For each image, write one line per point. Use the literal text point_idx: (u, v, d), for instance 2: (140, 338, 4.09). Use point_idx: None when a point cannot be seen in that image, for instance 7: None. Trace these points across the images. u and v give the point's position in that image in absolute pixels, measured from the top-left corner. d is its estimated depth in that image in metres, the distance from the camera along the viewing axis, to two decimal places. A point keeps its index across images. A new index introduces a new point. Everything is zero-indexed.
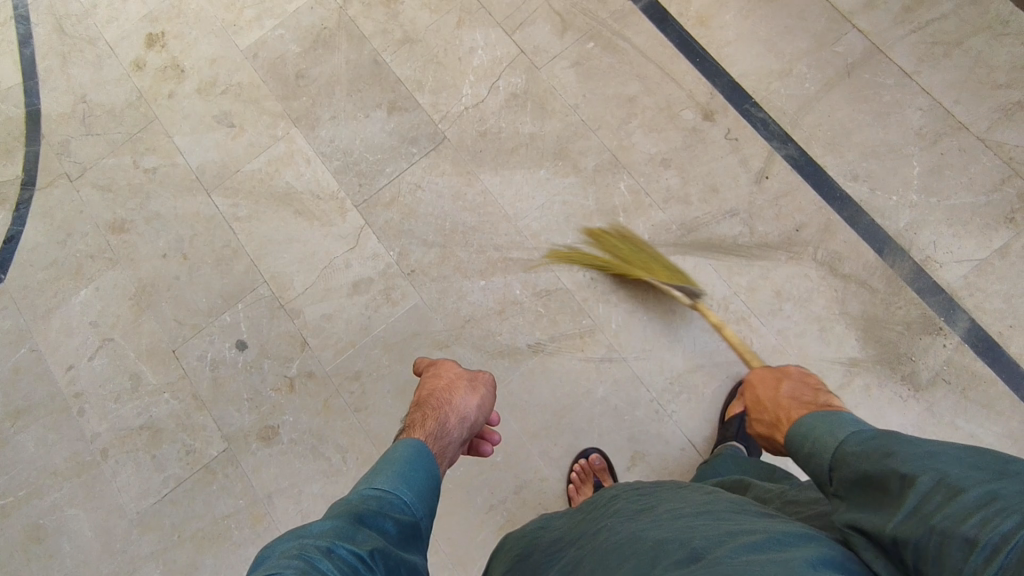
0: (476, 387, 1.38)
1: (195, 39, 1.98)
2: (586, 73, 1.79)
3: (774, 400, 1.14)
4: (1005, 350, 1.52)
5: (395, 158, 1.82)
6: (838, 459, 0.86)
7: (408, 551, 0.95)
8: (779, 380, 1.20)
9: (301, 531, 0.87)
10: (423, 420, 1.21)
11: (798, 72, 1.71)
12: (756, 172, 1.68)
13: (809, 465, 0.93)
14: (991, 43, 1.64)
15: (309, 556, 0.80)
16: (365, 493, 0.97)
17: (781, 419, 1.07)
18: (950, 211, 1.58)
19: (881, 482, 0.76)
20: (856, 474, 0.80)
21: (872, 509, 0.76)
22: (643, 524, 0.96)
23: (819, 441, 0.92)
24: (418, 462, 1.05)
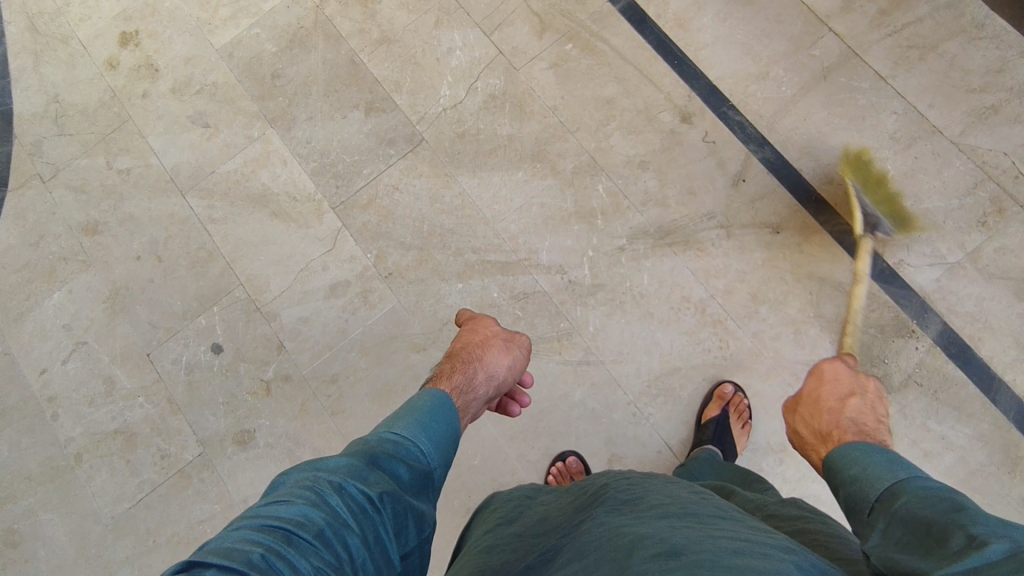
0: (510, 347, 1.34)
1: (170, 38, 1.97)
2: (564, 75, 1.80)
3: (833, 411, 1.07)
4: (977, 353, 1.51)
5: (373, 159, 1.81)
6: (887, 497, 0.83)
7: (419, 500, 0.91)
8: (849, 390, 1.12)
9: (316, 463, 0.85)
10: (451, 372, 1.19)
11: (774, 75, 1.71)
12: (733, 175, 1.68)
13: (846, 487, 0.90)
14: (964, 47, 1.65)
15: (320, 492, 0.79)
16: (385, 434, 0.94)
17: (832, 434, 1.02)
18: (924, 214, 1.58)
19: (938, 533, 0.73)
20: (909, 519, 0.77)
21: (919, 554, 0.72)
22: (624, 516, 0.89)
23: (867, 470, 0.89)
24: (440, 412, 1.01)
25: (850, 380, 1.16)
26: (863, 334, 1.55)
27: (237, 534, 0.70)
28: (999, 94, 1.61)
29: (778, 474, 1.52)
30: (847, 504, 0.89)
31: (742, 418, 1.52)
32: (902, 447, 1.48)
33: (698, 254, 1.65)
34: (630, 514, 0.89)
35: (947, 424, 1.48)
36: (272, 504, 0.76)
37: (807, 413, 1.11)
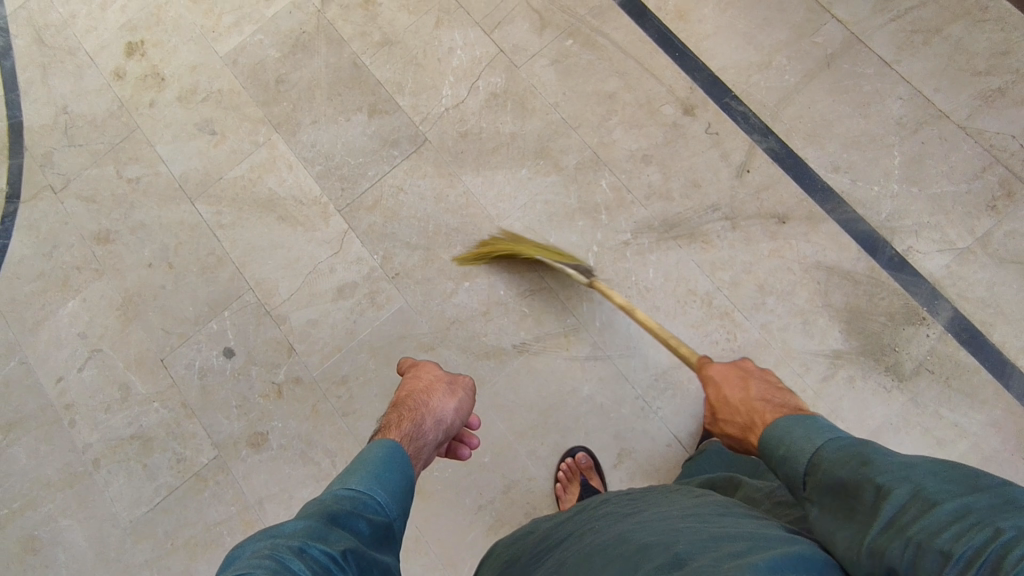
0: (454, 390, 1.38)
1: (175, 47, 1.99)
2: (565, 71, 1.80)
3: (742, 401, 1.12)
4: (989, 339, 1.49)
5: (378, 161, 1.82)
6: (813, 471, 0.87)
7: (381, 553, 0.93)
8: (743, 381, 1.18)
9: (273, 530, 0.85)
10: (400, 421, 1.20)
11: (777, 64, 1.69)
12: (737, 166, 1.67)
13: (778, 468, 0.94)
14: (969, 29, 1.63)
15: (281, 557, 0.79)
16: (339, 492, 0.95)
17: (753, 421, 1.06)
18: (933, 200, 1.56)
19: (857, 494, 0.79)
20: (834, 485, 0.83)
21: (849, 522, 0.78)
22: (628, 527, 0.92)
23: (788, 447, 0.93)
24: (392, 462, 1.03)
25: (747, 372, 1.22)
26: (872, 322, 1.54)
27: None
28: (1005, 77, 1.60)
29: None
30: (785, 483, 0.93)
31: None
32: (914, 435, 1.47)
33: (704, 246, 1.64)
34: (632, 526, 0.92)
35: (960, 411, 1.47)
36: None
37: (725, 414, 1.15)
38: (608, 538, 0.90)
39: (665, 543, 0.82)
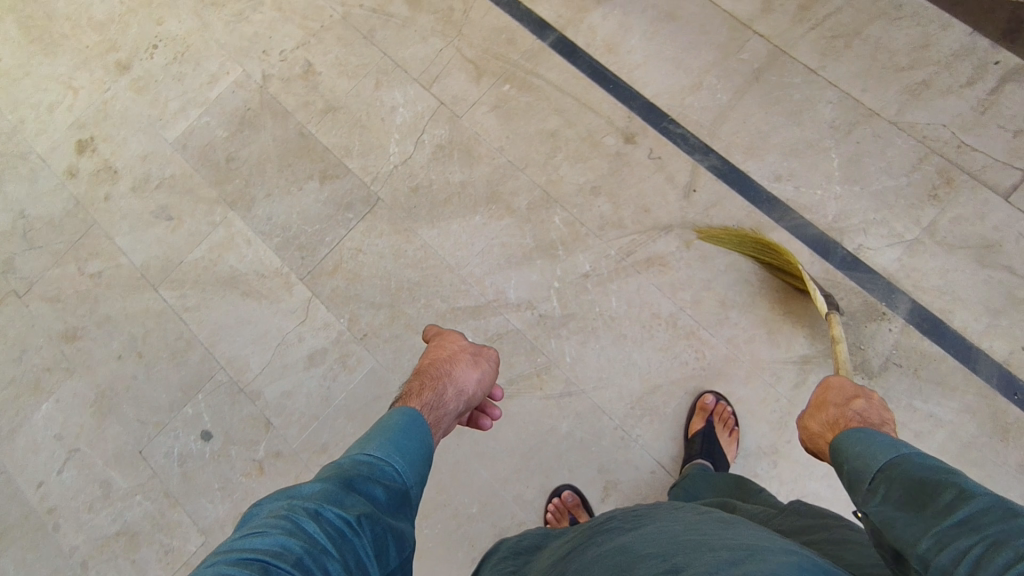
0: (478, 360, 1.28)
1: (124, 139, 2.02)
2: (506, 115, 1.83)
3: (839, 405, 1.07)
4: (950, 326, 1.51)
5: (334, 226, 1.84)
6: (888, 467, 0.85)
7: (398, 520, 0.89)
8: (855, 390, 1.11)
9: (289, 491, 0.83)
10: (420, 390, 1.14)
11: (708, 84, 1.74)
12: (684, 187, 1.70)
13: (847, 466, 0.92)
14: (887, 28, 1.68)
15: (296, 520, 0.77)
16: (358, 456, 0.91)
17: (839, 422, 1.02)
18: (875, 196, 1.59)
19: (933, 490, 0.77)
20: (903, 484, 0.81)
21: (914, 512, 0.76)
22: (629, 538, 0.90)
23: (868, 444, 0.91)
24: (411, 429, 0.98)
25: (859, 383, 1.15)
26: (834, 323, 1.55)
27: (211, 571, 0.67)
28: (929, 69, 1.63)
29: (773, 476, 1.51)
30: (848, 478, 0.91)
31: (727, 425, 1.51)
32: None
33: (661, 269, 1.66)
34: (635, 537, 0.90)
35: (933, 401, 1.47)
36: (247, 537, 0.74)
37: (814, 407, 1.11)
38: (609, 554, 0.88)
39: (665, 554, 0.80)
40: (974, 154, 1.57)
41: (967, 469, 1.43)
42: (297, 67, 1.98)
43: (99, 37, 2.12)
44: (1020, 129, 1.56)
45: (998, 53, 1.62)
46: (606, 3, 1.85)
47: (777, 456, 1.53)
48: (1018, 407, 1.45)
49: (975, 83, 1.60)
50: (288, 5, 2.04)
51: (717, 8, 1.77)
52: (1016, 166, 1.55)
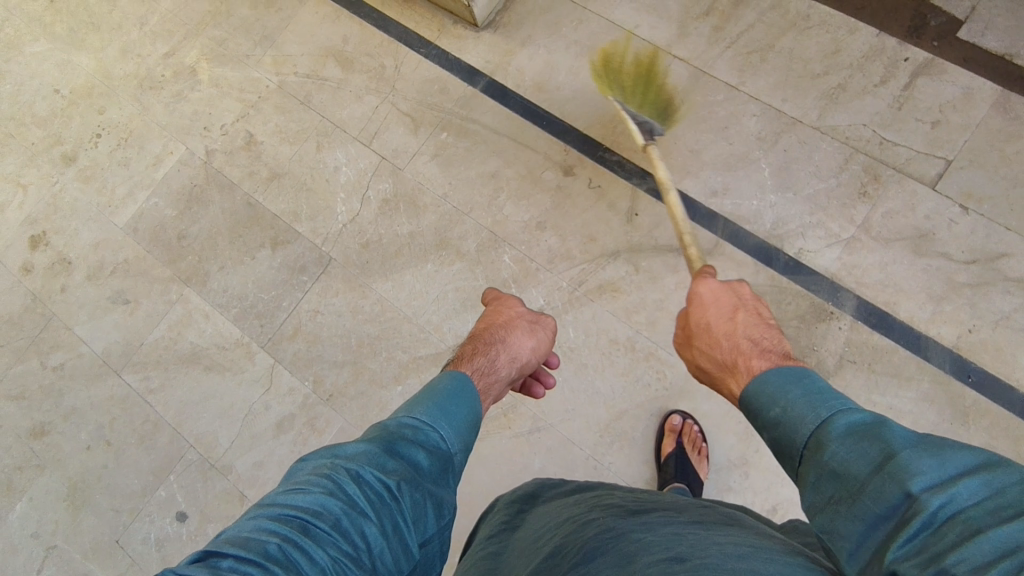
0: (534, 329, 1.31)
1: (76, 229, 2.04)
2: (446, 163, 1.86)
3: (731, 335, 0.98)
4: (896, 318, 1.53)
5: (290, 290, 1.86)
6: (816, 449, 0.75)
7: (438, 486, 0.91)
8: (732, 306, 1.03)
9: (334, 449, 0.87)
10: (472, 355, 1.18)
11: (636, 111, 1.79)
12: (625, 212, 1.73)
13: (769, 431, 0.83)
14: (799, 38, 1.74)
15: (337, 479, 0.82)
16: (404, 420, 0.93)
17: (738, 363, 0.93)
18: (808, 200, 1.64)
19: (875, 491, 0.66)
20: (839, 478, 0.70)
21: (861, 523, 0.66)
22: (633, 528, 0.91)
23: (791, 414, 0.80)
24: (458, 396, 0.99)
25: (730, 290, 1.06)
26: (786, 328, 1.58)
27: (252, 524, 0.74)
28: (842, 73, 1.69)
29: (746, 488, 1.52)
30: (774, 448, 0.81)
31: (695, 445, 1.52)
32: None
33: (613, 295, 1.68)
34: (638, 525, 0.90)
35: (891, 394, 1.49)
36: (292, 491, 0.79)
37: (703, 340, 1.02)
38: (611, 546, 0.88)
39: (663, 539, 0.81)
40: (896, 149, 1.62)
41: None
42: (239, 139, 2.01)
43: (42, 132, 2.15)
44: (937, 119, 1.62)
45: (906, 51, 1.68)
46: (530, 44, 1.91)
47: (748, 467, 1.53)
48: (973, 390, 1.47)
49: (888, 81, 1.66)
50: (225, 79, 2.08)
51: (636, 38, 1.83)
52: (938, 156, 1.59)
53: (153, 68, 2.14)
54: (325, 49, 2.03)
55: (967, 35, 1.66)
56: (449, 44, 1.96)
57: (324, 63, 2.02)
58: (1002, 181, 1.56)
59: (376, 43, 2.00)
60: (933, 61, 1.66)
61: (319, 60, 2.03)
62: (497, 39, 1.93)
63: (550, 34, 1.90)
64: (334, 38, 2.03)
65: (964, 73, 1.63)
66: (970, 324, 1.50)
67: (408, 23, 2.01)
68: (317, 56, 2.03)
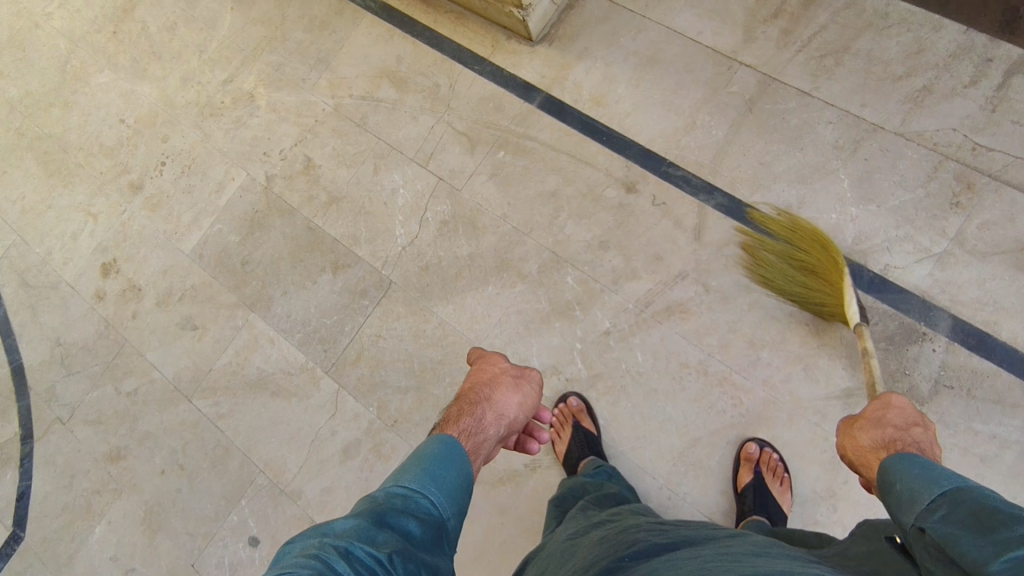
0: (520, 383, 1.25)
1: (145, 257, 2.09)
2: (505, 182, 1.83)
3: (896, 426, 1.03)
4: (997, 339, 1.43)
5: (352, 315, 1.86)
6: (953, 492, 0.79)
7: (434, 555, 0.89)
8: (916, 417, 1.07)
9: (321, 529, 0.83)
10: (457, 416, 1.13)
11: (701, 122, 1.72)
12: (693, 230, 1.66)
13: (900, 484, 0.87)
14: (877, 38, 1.64)
15: (325, 556, 0.76)
16: (391, 490, 0.92)
17: (892, 443, 0.98)
18: (894, 212, 1.54)
19: (1005, 519, 0.70)
20: (973, 509, 0.75)
21: (986, 533, 0.70)
22: (657, 562, 0.89)
23: (931, 472, 0.84)
24: (448, 457, 0.99)
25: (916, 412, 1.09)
26: (873, 351, 1.48)
27: None
28: (928, 74, 1.58)
29: (835, 521, 1.43)
30: (898, 497, 0.85)
31: (776, 473, 1.44)
32: (953, 458, 1.39)
33: (682, 317, 1.62)
34: (663, 561, 0.88)
35: (994, 421, 1.39)
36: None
37: (870, 425, 1.07)
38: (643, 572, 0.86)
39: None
40: (992, 155, 1.50)
41: None
42: (297, 163, 2.03)
43: (110, 162, 2.21)
44: None
45: (999, 47, 1.55)
46: (587, 56, 1.85)
47: (835, 499, 1.45)
48: None
49: (979, 81, 1.54)
50: (282, 104, 2.09)
51: (699, 46, 1.76)
52: None
53: (213, 95, 2.17)
54: (379, 70, 2.02)
55: None
56: (504, 59, 1.93)
57: (378, 84, 2.01)
58: None
59: (430, 61, 1.98)
60: None
61: (373, 81, 2.02)
62: (553, 52, 1.89)
63: (607, 45, 1.84)
64: (387, 58, 2.03)
65: None
66: None
67: (460, 39, 1.98)
68: (371, 77, 2.03)
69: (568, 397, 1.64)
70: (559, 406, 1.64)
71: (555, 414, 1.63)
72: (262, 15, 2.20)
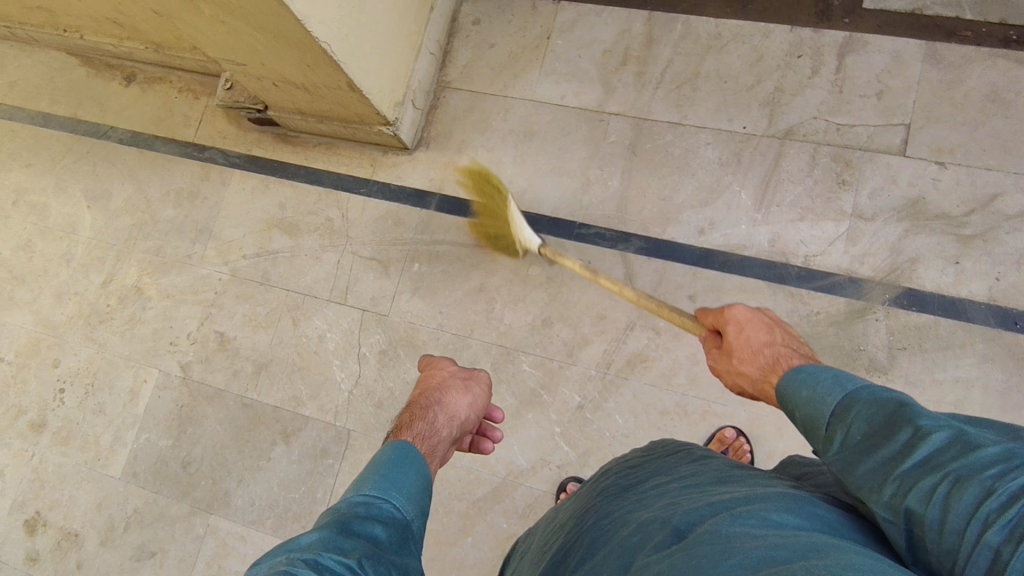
0: (469, 385, 1.34)
1: (72, 496, 1.88)
2: (430, 293, 1.79)
3: (769, 344, 0.97)
4: (925, 291, 1.51)
5: (318, 480, 1.73)
6: (836, 409, 0.78)
7: (403, 556, 0.84)
8: (767, 321, 1.02)
9: (286, 544, 0.76)
10: (411, 421, 1.15)
11: (595, 177, 1.76)
12: (624, 280, 1.68)
13: (795, 411, 0.84)
14: (719, 57, 1.75)
15: (295, 570, 0.70)
16: (354, 499, 0.87)
17: (779, 363, 0.93)
18: (794, 206, 1.62)
19: (889, 432, 0.69)
20: (857, 432, 0.73)
21: (874, 457, 0.69)
22: (628, 505, 0.94)
23: (811, 384, 0.83)
24: (405, 463, 0.96)
25: (761, 312, 1.04)
26: (826, 338, 1.54)
27: None
28: (775, 77, 1.70)
29: None
30: (797, 423, 0.84)
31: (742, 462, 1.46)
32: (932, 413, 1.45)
33: (645, 367, 1.62)
34: (635, 502, 0.94)
35: (952, 367, 1.46)
36: None
37: (741, 353, 1.00)
38: (617, 518, 0.91)
39: (664, 518, 0.81)
40: (855, 130, 1.63)
41: (1018, 415, 1.41)
42: (210, 342, 1.90)
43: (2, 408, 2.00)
44: (880, 90, 1.63)
45: (824, 35, 1.69)
46: (466, 148, 1.87)
47: None
48: None
49: (819, 69, 1.68)
50: (174, 287, 1.98)
51: (566, 109, 1.82)
52: (895, 123, 1.61)
53: (95, 301, 2.02)
54: (266, 222, 1.96)
55: (872, 4, 1.69)
56: (387, 174, 1.91)
57: (269, 235, 1.95)
58: (965, 127, 1.57)
59: (315, 198, 1.94)
60: (852, 37, 1.68)
61: (263, 234, 1.95)
62: (432, 154, 1.89)
63: (481, 132, 1.87)
64: (270, 208, 1.96)
65: (886, 39, 1.66)
66: (995, 273, 1.48)
67: (338, 167, 1.95)
68: (260, 231, 1.95)
69: (567, 484, 1.57)
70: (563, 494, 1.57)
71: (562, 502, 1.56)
72: (123, 204, 2.09)
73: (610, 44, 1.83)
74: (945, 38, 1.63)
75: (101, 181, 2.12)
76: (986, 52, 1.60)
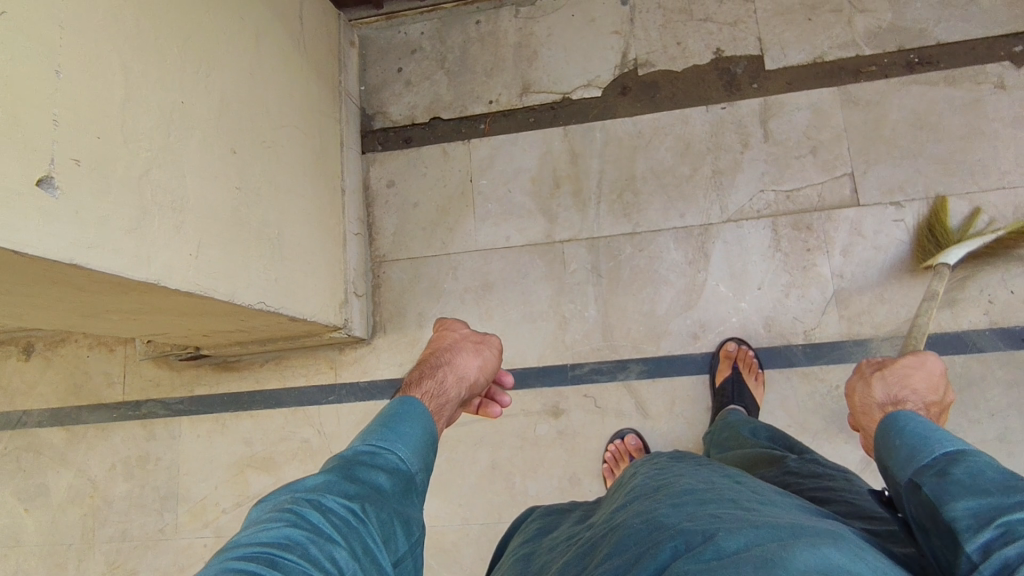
0: (480, 345, 1.20)
1: None
2: (442, 487, 1.66)
3: (917, 392, 0.97)
4: (928, 333, 1.50)
5: None
6: (951, 453, 0.78)
7: (405, 507, 0.84)
8: (939, 389, 1.00)
9: (292, 485, 0.80)
10: (418, 379, 1.06)
11: (570, 312, 1.67)
12: (638, 411, 1.60)
13: (902, 441, 0.85)
14: (648, 155, 1.70)
15: (298, 511, 0.74)
16: (359, 447, 0.87)
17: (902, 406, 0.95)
18: (776, 284, 1.58)
19: (1009, 486, 0.69)
20: (971, 475, 0.73)
21: (976, 496, 0.70)
22: (661, 507, 0.79)
23: (933, 433, 0.83)
24: (410, 419, 0.93)
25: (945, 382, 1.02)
26: None
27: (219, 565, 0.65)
28: (708, 160, 1.67)
29: None
30: (899, 452, 0.84)
31: None
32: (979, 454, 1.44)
33: None
34: (671, 500, 0.80)
35: (981, 401, 1.46)
36: (251, 532, 0.71)
37: (891, 376, 1.01)
38: (645, 520, 0.76)
39: (706, 530, 0.69)
40: (804, 192, 1.61)
41: None
42: None
43: None
44: (813, 146, 1.62)
45: (739, 106, 1.67)
46: (427, 320, 1.74)
47: None
48: None
49: (749, 141, 1.66)
50: (155, 572, 1.73)
51: (515, 248, 1.73)
52: (840, 175, 1.60)
53: None
54: (235, 464, 1.75)
55: (774, 63, 1.68)
56: (352, 372, 1.76)
57: (244, 478, 1.74)
58: (905, 160, 1.58)
59: (281, 422, 1.75)
60: (768, 100, 1.66)
61: (236, 479, 1.74)
62: (392, 336, 1.75)
63: (436, 299, 1.74)
64: (236, 448, 1.76)
65: (799, 95, 1.65)
66: (986, 297, 1.49)
67: (296, 380, 1.78)
68: (232, 477, 1.75)
69: (625, 434, 1.57)
70: (616, 442, 1.56)
71: (610, 452, 1.55)
72: (66, 495, 1.83)
73: (536, 171, 1.75)
74: (853, 78, 1.64)
75: (33, 476, 1.86)
76: (896, 82, 1.62)
